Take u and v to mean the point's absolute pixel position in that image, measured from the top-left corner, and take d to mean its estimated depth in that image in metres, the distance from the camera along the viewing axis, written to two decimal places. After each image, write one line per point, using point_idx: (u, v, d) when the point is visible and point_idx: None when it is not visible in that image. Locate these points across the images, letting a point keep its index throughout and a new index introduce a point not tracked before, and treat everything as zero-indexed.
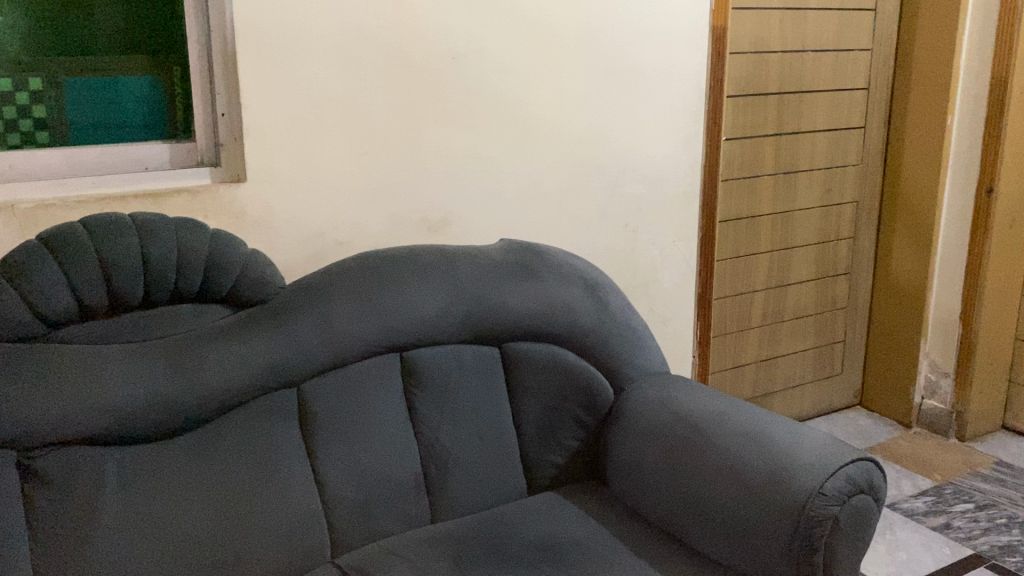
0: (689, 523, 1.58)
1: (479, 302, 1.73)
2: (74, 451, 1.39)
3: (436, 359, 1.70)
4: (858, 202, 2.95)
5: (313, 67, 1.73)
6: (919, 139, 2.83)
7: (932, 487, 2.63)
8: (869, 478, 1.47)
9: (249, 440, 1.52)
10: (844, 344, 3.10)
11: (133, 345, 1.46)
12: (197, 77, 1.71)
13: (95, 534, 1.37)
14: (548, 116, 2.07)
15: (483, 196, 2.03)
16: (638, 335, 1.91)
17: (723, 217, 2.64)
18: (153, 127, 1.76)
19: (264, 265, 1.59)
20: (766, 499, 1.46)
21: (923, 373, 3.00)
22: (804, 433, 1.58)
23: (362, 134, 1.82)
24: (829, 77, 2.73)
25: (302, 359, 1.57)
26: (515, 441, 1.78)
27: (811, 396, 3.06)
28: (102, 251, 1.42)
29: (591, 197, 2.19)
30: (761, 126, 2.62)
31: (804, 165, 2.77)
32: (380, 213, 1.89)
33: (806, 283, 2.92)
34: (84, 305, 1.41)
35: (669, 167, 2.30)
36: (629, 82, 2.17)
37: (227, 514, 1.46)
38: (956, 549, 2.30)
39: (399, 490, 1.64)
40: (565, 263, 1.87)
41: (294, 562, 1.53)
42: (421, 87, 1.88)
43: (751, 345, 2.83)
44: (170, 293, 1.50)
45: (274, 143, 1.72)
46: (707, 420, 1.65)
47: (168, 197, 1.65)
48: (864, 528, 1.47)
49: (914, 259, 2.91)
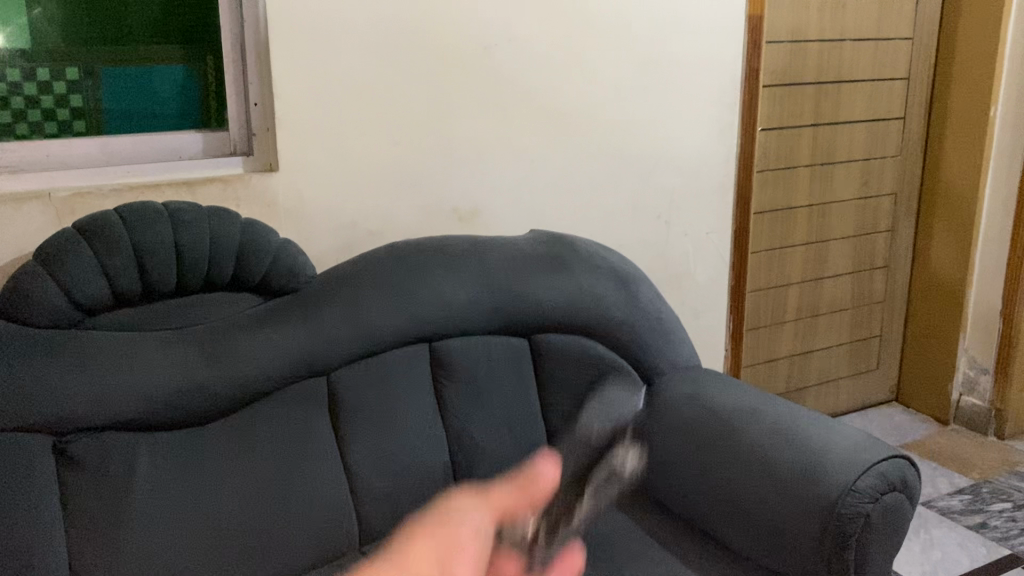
0: (720, 520, 1.57)
1: (509, 293, 1.73)
2: (109, 437, 1.41)
3: (465, 350, 1.70)
4: (896, 194, 2.90)
5: (346, 57, 1.74)
6: (962, 129, 2.76)
7: (969, 485, 2.58)
8: (903, 475, 1.44)
9: (280, 428, 1.53)
10: (880, 339, 3.05)
11: (167, 333, 1.48)
12: (231, 67, 1.73)
13: (129, 523, 1.39)
14: (581, 106, 2.05)
15: (517, 186, 2.02)
16: (670, 329, 1.89)
17: (759, 209, 2.60)
18: (187, 116, 1.77)
19: (297, 254, 1.60)
20: (798, 496, 1.44)
21: (961, 369, 2.94)
22: (836, 429, 1.56)
23: (395, 123, 1.83)
24: (869, 66, 2.68)
25: (332, 348, 1.58)
26: (545, 434, 1.77)
27: (847, 391, 3.02)
28: (136, 239, 1.44)
29: (624, 188, 2.17)
30: (798, 117, 2.58)
31: (841, 156, 2.73)
32: (412, 203, 1.89)
33: (843, 276, 2.88)
34: (117, 292, 1.43)
35: (704, 158, 2.28)
36: (664, 72, 2.15)
37: (259, 500, 1.48)
38: (993, 549, 2.25)
39: (427, 481, 1.65)
40: (596, 255, 1.86)
41: (324, 549, 1.54)
42: (455, 76, 1.87)
43: (785, 339, 2.80)
44: (203, 281, 1.51)
45: (307, 133, 1.73)
46: (738, 416, 1.63)
47: (202, 185, 1.66)
48: (898, 526, 1.44)
49: (954, 253, 2.85)
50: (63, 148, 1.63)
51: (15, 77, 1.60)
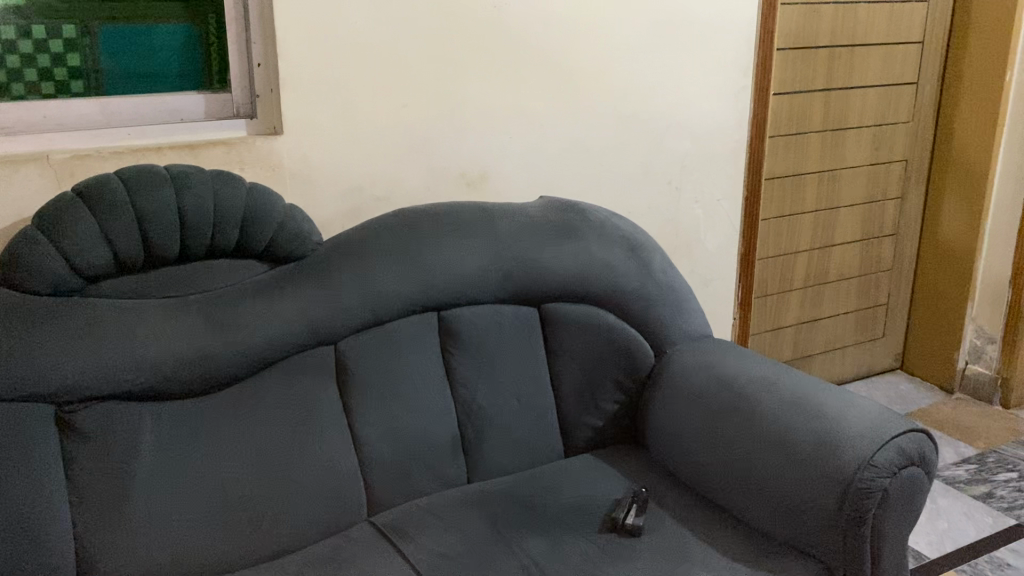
0: (734, 493, 1.55)
1: (518, 261, 1.69)
2: (112, 406, 1.38)
3: (474, 319, 1.67)
4: (907, 160, 2.85)
5: (351, 16, 1.68)
6: (976, 93, 2.71)
7: (975, 455, 2.57)
8: (921, 450, 1.42)
9: (286, 398, 1.50)
10: (887, 308, 3.02)
11: (171, 301, 1.44)
12: (232, 24, 1.67)
13: (133, 494, 1.37)
14: (591, 68, 2.00)
15: (525, 151, 1.97)
16: (681, 298, 1.86)
17: (768, 174, 2.56)
18: (187, 77, 1.72)
19: (302, 220, 1.56)
20: (815, 471, 1.42)
21: (968, 338, 2.92)
22: (853, 401, 1.53)
23: (400, 84, 1.77)
24: (884, 29, 2.62)
25: (340, 317, 1.54)
26: (553, 403, 1.75)
27: (852, 359, 3.00)
28: (138, 204, 1.40)
29: (634, 153, 2.12)
30: (811, 81, 2.53)
31: (853, 122, 2.68)
32: (419, 166, 1.84)
33: (852, 243, 2.84)
34: (120, 258, 1.39)
35: (716, 122, 2.23)
36: (678, 34, 2.09)
37: (267, 470, 1.46)
38: (999, 519, 2.25)
39: (435, 451, 1.63)
40: (606, 222, 1.82)
41: (331, 519, 1.52)
42: (462, 37, 1.82)
43: (793, 307, 2.77)
44: (207, 247, 1.47)
45: (312, 94, 1.68)
46: (753, 387, 1.60)
47: (204, 148, 1.61)
48: (915, 501, 1.42)
49: (963, 220, 2.82)
50: (61, 109, 1.58)
51: (10, 35, 1.55)
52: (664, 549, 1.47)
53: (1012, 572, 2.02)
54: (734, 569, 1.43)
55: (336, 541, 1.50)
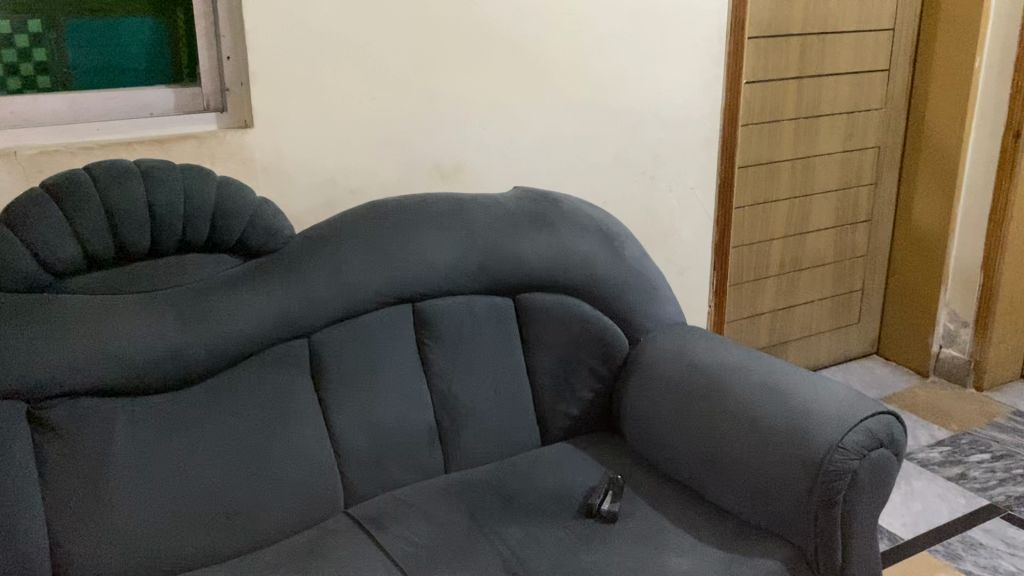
0: (708, 477, 1.57)
1: (491, 251, 1.70)
2: (85, 402, 1.37)
3: (449, 310, 1.67)
4: (880, 147, 2.87)
5: (321, 9, 1.68)
6: (947, 80, 2.74)
7: (948, 437, 2.61)
8: (890, 432, 1.44)
9: (261, 392, 1.50)
10: (862, 294, 3.05)
11: (142, 296, 1.44)
12: (201, 18, 1.66)
13: (107, 490, 1.36)
14: (563, 59, 2.00)
15: (498, 141, 1.98)
16: (655, 286, 1.87)
17: (742, 163, 2.57)
18: (155, 71, 1.71)
19: (274, 214, 1.55)
20: (785, 454, 1.44)
21: (942, 322, 2.96)
22: (823, 385, 1.55)
23: (373, 77, 1.77)
24: (855, 17, 2.63)
25: (313, 310, 1.54)
26: (529, 392, 1.76)
27: (828, 344, 3.03)
28: (107, 199, 1.39)
29: (608, 144, 2.13)
30: (783, 69, 2.54)
31: (826, 109, 2.69)
32: (392, 158, 1.84)
33: (826, 230, 2.86)
34: (89, 254, 1.39)
35: (689, 111, 2.24)
36: (650, 23, 2.10)
37: (242, 463, 1.46)
38: (972, 500, 2.28)
39: (412, 442, 1.63)
40: (580, 212, 1.83)
41: (308, 512, 1.53)
42: (433, 29, 1.81)
43: (768, 294, 2.79)
44: (178, 242, 1.47)
45: (283, 87, 1.68)
46: (725, 372, 1.62)
47: (174, 142, 1.61)
48: (885, 482, 1.45)
49: (935, 205, 2.85)
50: (27, 105, 1.57)
51: None
52: (639, 534, 1.49)
53: (984, 551, 2.06)
54: (708, 552, 1.45)
55: (313, 534, 1.51)
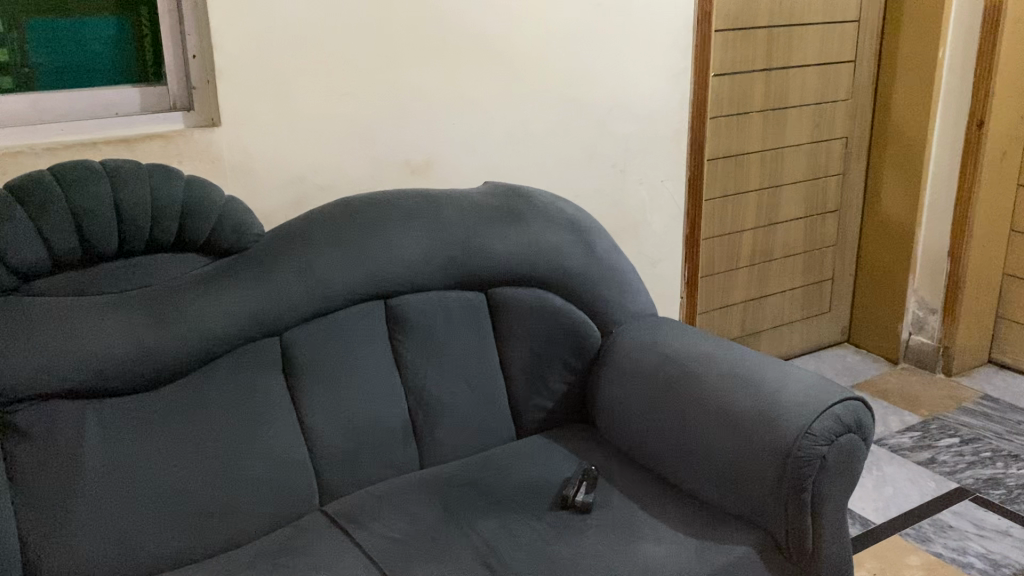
0: (681, 466, 1.58)
1: (462, 247, 1.70)
2: (55, 406, 1.37)
3: (421, 305, 1.67)
4: (847, 137, 2.91)
5: (287, 6, 1.67)
6: (912, 71, 2.78)
7: (919, 422, 2.65)
8: (857, 417, 1.47)
9: (232, 391, 1.50)
10: (833, 283, 3.09)
11: (111, 298, 1.43)
12: (166, 17, 1.65)
13: (80, 492, 1.36)
14: (531, 53, 2.01)
15: (468, 137, 1.98)
16: (626, 278, 1.88)
17: (711, 155, 2.59)
18: (121, 70, 1.70)
19: (243, 212, 1.55)
20: (756, 441, 1.46)
21: (911, 309, 3.01)
22: (792, 372, 1.57)
23: (340, 73, 1.77)
24: (820, 9, 2.66)
25: (285, 308, 1.54)
26: (503, 386, 1.77)
27: (800, 333, 3.06)
28: (73, 200, 1.38)
29: (578, 137, 2.14)
30: (751, 61, 2.56)
31: (794, 101, 2.72)
32: (362, 155, 1.84)
33: (796, 220, 2.89)
34: (55, 256, 1.38)
35: (657, 104, 2.25)
36: (618, 17, 2.11)
37: (215, 463, 1.46)
38: (942, 483, 2.32)
39: (387, 438, 1.63)
40: (550, 206, 1.84)
41: (283, 510, 1.53)
42: (400, 25, 1.81)
43: (740, 284, 2.81)
44: (146, 242, 1.46)
45: (250, 85, 1.67)
46: (696, 362, 1.63)
47: (141, 142, 1.60)
48: (854, 467, 1.47)
49: (903, 194, 2.89)
50: None
51: None
52: (613, 524, 1.50)
53: (953, 534, 2.09)
54: (682, 540, 1.46)
55: (288, 531, 1.50)
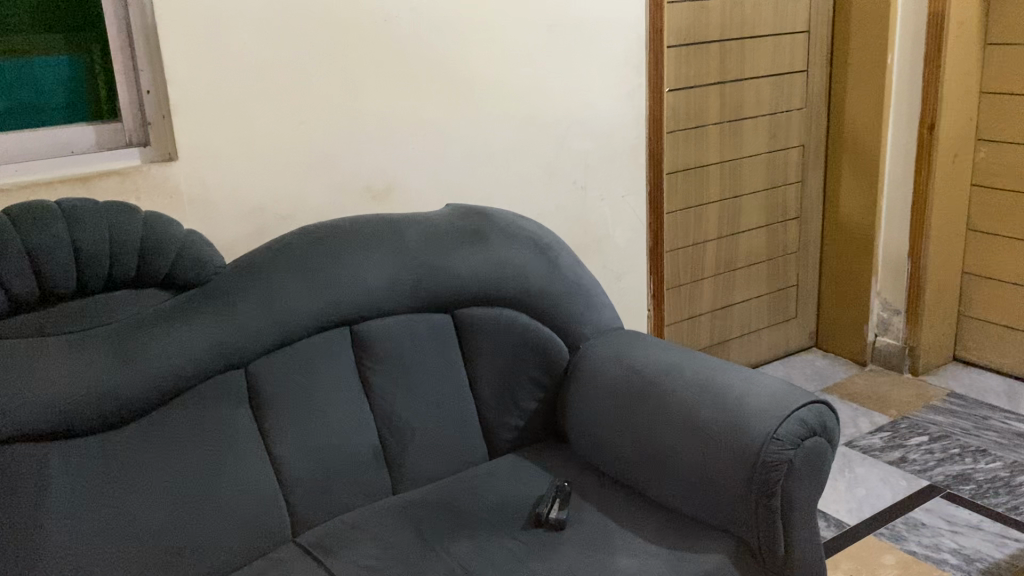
0: (652, 478, 1.59)
1: (425, 269, 1.71)
2: (16, 449, 1.35)
3: (386, 330, 1.68)
4: (803, 145, 2.96)
5: (239, 39, 1.68)
6: (863, 77, 2.84)
7: (888, 423, 2.68)
8: (822, 420, 1.48)
9: (199, 425, 1.49)
10: (798, 289, 3.12)
11: (72, 337, 1.41)
12: (118, 54, 1.64)
13: (45, 533, 1.34)
14: (487, 76, 2.03)
15: (428, 161, 1.99)
16: (590, 293, 1.90)
17: (671, 168, 2.63)
18: (74, 108, 1.69)
19: (203, 245, 1.55)
20: (724, 448, 1.47)
21: (876, 311, 3.05)
22: (756, 379, 1.58)
23: (297, 103, 1.77)
24: (770, 22, 2.71)
25: (248, 339, 1.53)
26: (472, 407, 1.77)
27: (767, 340, 3.09)
28: (28, 241, 1.37)
29: (538, 157, 2.16)
30: (705, 75, 2.61)
31: (749, 112, 2.77)
32: (322, 184, 1.84)
33: (758, 229, 2.93)
34: (12, 297, 1.36)
35: (614, 120, 2.28)
36: (572, 37, 2.15)
37: (184, 499, 1.45)
38: (913, 481, 2.35)
39: (358, 465, 1.63)
40: (512, 225, 1.86)
41: (254, 544, 1.51)
42: (356, 54, 1.83)
43: (705, 295, 2.84)
44: (105, 279, 1.45)
45: (206, 119, 1.67)
46: (662, 373, 1.65)
47: (97, 179, 1.59)
48: (821, 470, 1.49)
49: (861, 198, 2.95)
50: None
51: None
52: (587, 540, 1.50)
53: (926, 531, 2.12)
54: (656, 551, 1.47)
55: (261, 564, 1.49)
